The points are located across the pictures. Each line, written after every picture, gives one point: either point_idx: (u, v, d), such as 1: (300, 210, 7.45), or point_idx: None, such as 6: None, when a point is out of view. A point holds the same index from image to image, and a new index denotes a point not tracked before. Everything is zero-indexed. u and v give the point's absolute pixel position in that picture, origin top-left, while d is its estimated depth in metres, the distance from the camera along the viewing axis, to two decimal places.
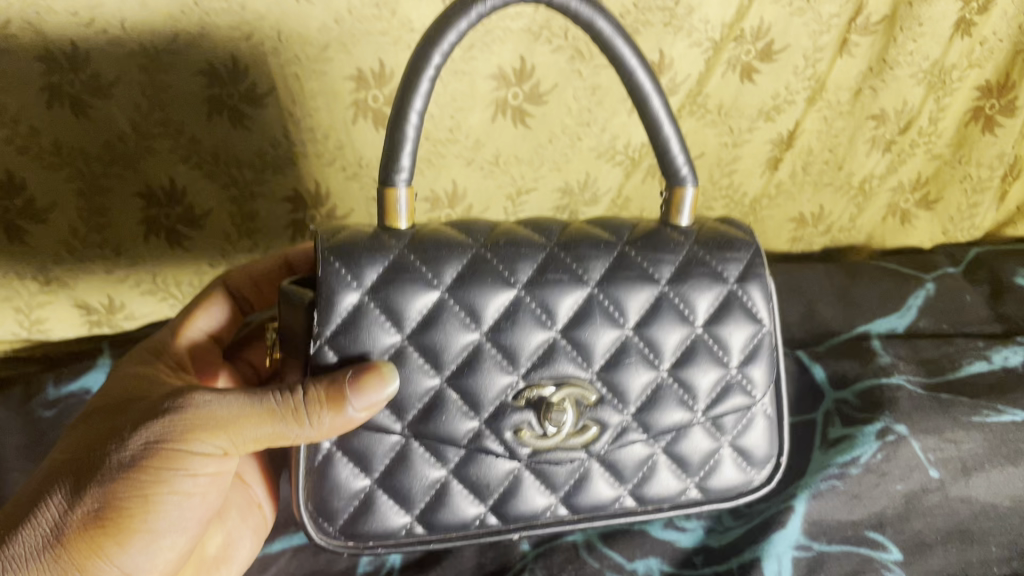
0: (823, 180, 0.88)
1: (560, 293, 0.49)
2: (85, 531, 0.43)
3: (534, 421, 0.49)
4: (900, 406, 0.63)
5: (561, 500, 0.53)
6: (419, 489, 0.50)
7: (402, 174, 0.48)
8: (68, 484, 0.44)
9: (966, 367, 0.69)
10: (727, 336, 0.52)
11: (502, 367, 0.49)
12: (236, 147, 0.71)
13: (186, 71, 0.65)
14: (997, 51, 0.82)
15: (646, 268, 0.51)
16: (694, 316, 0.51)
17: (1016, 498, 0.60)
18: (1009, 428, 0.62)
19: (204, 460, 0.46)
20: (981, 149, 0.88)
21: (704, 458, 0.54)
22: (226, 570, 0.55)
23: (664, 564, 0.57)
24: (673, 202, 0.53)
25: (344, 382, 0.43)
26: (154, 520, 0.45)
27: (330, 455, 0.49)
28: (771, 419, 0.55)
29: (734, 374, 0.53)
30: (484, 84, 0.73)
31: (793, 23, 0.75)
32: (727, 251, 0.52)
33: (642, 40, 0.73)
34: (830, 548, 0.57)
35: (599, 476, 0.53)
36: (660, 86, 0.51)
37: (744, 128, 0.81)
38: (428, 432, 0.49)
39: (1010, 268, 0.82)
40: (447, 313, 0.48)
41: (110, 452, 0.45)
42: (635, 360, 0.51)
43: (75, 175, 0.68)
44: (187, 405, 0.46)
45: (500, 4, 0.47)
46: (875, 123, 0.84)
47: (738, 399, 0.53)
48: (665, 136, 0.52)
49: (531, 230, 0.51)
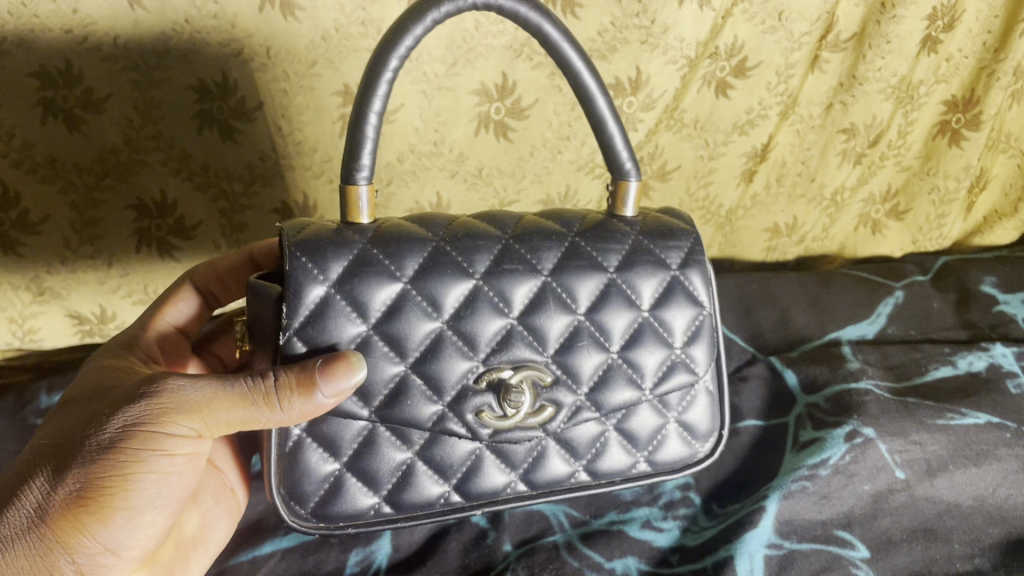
0: (796, 192, 0.91)
1: (515, 282, 0.52)
2: (68, 512, 0.44)
3: (493, 403, 0.51)
4: (868, 410, 0.66)
5: (520, 477, 0.55)
6: (386, 470, 0.52)
7: (362, 171, 0.51)
8: (50, 466, 0.45)
9: (932, 372, 0.72)
10: (669, 316, 0.56)
11: (462, 352, 0.51)
12: (226, 160, 0.72)
13: (177, 86, 0.67)
14: (963, 67, 0.85)
15: (595, 257, 0.54)
16: (639, 300, 0.55)
17: (979, 498, 0.62)
18: (972, 430, 0.65)
19: (181, 442, 0.47)
20: (948, 161, 0.91)
21: (651, 432, 0.57)
22: (204, 549, 0.57)
23: (641, 562, 0.58)
24: (617, 194, 0.59)
25: (313, 369, 0.45)
26: (134, 502, 0.46)
27: (300, 441, 0.50)
28: (713, 396, 0.59)
29: (679, 354, 0.56)
30: (467, 99, 0.75)
31: (765, 40, 0.78)
32: (668, 240, 0.57)
33: (620, 57, 0.75)
34: (801, 546, 0.58)
35: (555, 454, 0.56)
36: (604, 87, 0.56)
37: (720, 141, 0.84)
38: (393, 418, 0.51)
39: (975, 276, 0.85)
40: (409, 303, 0.50)
41: (89, 436, 0.45)
42: (586, 343, 0.54)
43: (69, 187, 0.70)
44: (163, 390, 0.47)
45: (455, 11, 0.50)
46: (845, 137, 0.87)
47: (683, 377, 0.56)
48: (609, 134, 0.57)
49: (486, 223, 0.55)
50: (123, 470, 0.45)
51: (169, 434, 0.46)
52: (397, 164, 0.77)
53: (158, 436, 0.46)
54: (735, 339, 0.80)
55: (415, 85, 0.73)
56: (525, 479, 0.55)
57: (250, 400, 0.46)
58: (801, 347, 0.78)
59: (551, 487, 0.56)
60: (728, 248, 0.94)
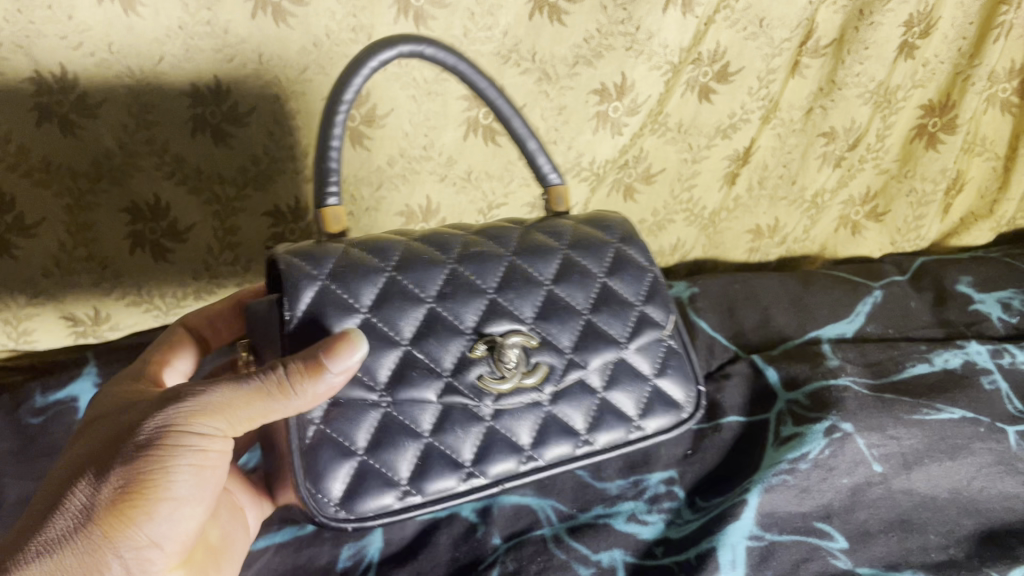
0: (778, 194, 0.93)
1: (483, 263, 0.55)
2: (110, 515, 0.43)
3: (489, 368, 0.52)
4: (847, 406, 0.68)
5: (533, 454, 0.54)
6: (404, 456, 0.50)
7: (331, 192, 0.55)
8: (90, 473, 0.44)
9: (909, 369, 0.75)
10: (628, 278, 0.59)
11: (453, 325, 0.52)
12: (219, 164, 0.74)
13: (171, 92, 0.68)
14: (939, 72, 0.88)
15: (547, 242, 0.59)
16: (597, 270, 0.59)
17: (954, 490, 0.64)
18: (946, 424, 0.67)
19: (210, 442, 0.46)
20: (925, 165, 0.93)
21: (637, 393, 0.57)
22: (232, 554, 0.56)
23: (627, 554, 0.60)
24: (551, 200, 0.64)
25: (318, 353, 0.44)
26: (172, 500, 0.45)
27: (320, 432, 0.48)
28: (681, 354, 0.60)
29: (642, 312, 0.59)
30: (456, 104, 0.77)
31: (747, 47, 0.80)
32: (602, 225, 0.62)
33: (605, 63, 0.77)
34: (782, 538, 0.60)
35: (560, 427, 0.55)
36: (521, 114, 0.63)
37: (703, 145, 0.86)
38: (400, 396, 0.50)
39: (951, 276, 0.88)
40: (397, 287, 0.52)
41: (124, 440, 0.45)
42: (563, 309, 0.56)
43: (63, 191, 0.71)
44: (188, 393, 0.46)
45: (390, 56, 0.56)
46: (825, 140, 0.89)
47: (653, 333, 0.58)
48: (532, 150, 0.63)
49: (447, 233, 0.59)
50: (153, 473, 0.44)
51: (193, 435, 0.45)
52: (387, 168, 0.79)
53: (187, 437, 0.45)
54: (718, 337, 0.82)
55: (405, 90, 0.74)
56: (538, 455, 0.54)
57: (265, 391, 0.44)
58: (781, 345, 0.80)
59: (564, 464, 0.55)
60: (712, 249, 0.97)
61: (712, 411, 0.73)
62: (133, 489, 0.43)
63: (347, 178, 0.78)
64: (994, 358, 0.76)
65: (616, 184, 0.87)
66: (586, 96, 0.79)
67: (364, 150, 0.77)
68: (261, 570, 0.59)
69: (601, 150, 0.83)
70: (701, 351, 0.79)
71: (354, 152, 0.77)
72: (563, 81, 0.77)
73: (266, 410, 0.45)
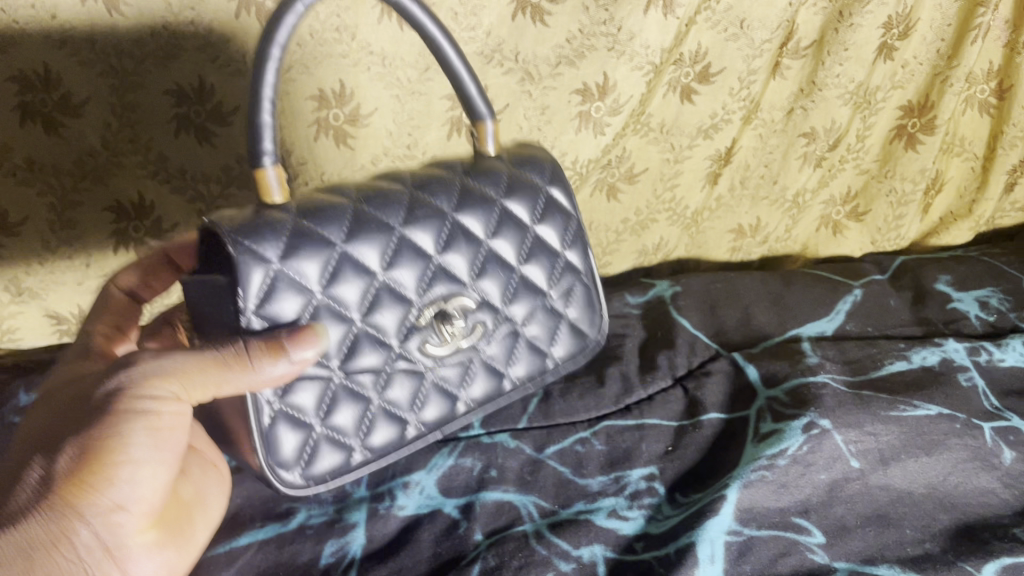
0: (760, 194, 0.94)
1: (425, 225, 0.58)
2: (72, 479, 0.46)
3: (430, 335, 0.60)
4: (825, 403, 0.69)
5: (465, 396, 0.65)
6: (354, 421, 0.58)
7: (267, 154, 0.51)
8: (51, 445, 0.47)
9: (887, 367, 0.76)
10: (546, 234, 0.67)
11: (398, 296, 0.58)
12: (203, 163, 0.74)
13: (154, 91, 0.69)
14: (918, 74, 0.89)
15: (484, 197, 0.62)
16: (523, 233, 0.65)
17: (930, 485, 0.65)
18: (923, 421, 0.68)
19: (165, 408, 0.48)
20: (904, 165, 0.94)
21: (549, 325, 0.70)
22: (201, 510, 0.60)
23: (606, 550, 0.60)
24: (478, 133, 0.64)
25: (280, 339, 0.50)
26: (132, 463, 0.48)
27: (275, 415, 0.54)
28: (586, 288, 0.72)
29: (558, 263, 0.69)
30: (439, 104, 0.78)
31: (728, 48, 0.81)
32: (527, 169, 0.67)
33: (587, 63, 0.78)
34: (760, 533, 0.61)
35: (486, 368, 0.66)
36: (464, 60, 0.60)
37: (686, 145, 0.87)
38: (351, 369, 0.57)
39: (930, 275, 0.89)
40: (346, 261, 0.54)
41: (81, 411, 0.48)
42: (492, 275, 0.63)
43: (47, 189, 0.71)
44: (140, 365, 0.49)
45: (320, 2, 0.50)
46: (806, 141, 0.90)
47: (567, 280, 0.70)
48: (471, 95, 0.61)
49: (385, 179, 0.61)
50: (110, 439, 0.47)
51: (145, 400, 0.48)
52: (371, 167, 0.79)
53: (141, 403, 0.48)
54: (700, 336, 0.82)
55: (389, 90, 0.75)
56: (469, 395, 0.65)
57: (219, 361, 0.48)
58: (763, 343, 0.81)
59: (489, 398, 0.67)
60: (695, 249, 0.98)
61: (694, 407, 0.73)
62: (90, 457, 0.46)
63: (331, 177, 0.79)
64: (971, 355, 0.77)
65: (599, 184, 0.88)
66: (569, 96, 0.80)
67: (348, 149, 0.77)
68: (243, 568, 0.59)
69: (584, 150, 0.84)
70: (683, 349, 0.80)
71: (338, 152, 0.77)
72: (545, 81, 0.78)
73: (220, 381, 0.48)
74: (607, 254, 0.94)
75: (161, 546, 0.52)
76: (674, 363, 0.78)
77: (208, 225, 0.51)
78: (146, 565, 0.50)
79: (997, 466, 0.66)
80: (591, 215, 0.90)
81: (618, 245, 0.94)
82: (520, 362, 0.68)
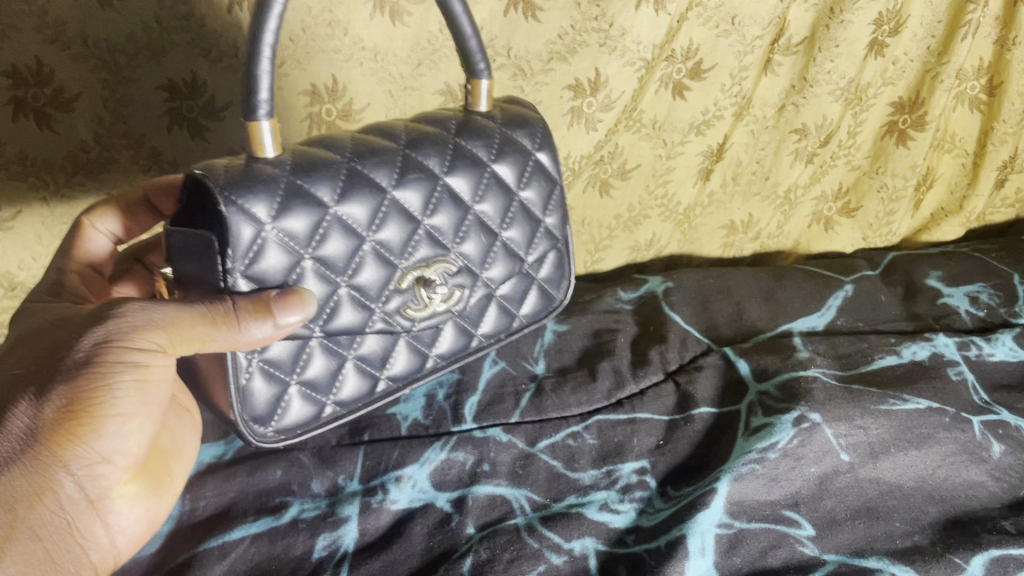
0: (752, 190, 0.94)
1: (416, 187, 0.59)
2: (56, 426, 0.46)
3: (411, 296, 0.61)
4: (815, 396, 0.69)
5: (436, 354, 0.66)
6: (325, 376, 0.59)
7: (262, 112, 0.49)
8: (33, 390, 0.47)
9: (878, 361, 0.76)
10: (532, 192, 0.68)
11: (383, 258, 0.58)
12: (196, 158, 0.74)
13: (147, 85, 0.69)
14: (908, 70, 0.89)
15: (474, 160, 0.63)
16: (509, 193, 0.66)
17: (919, 478, 0.66)
18: (912, 414, 0.69)
19: (151, 359, 0.49)
20: (895, 161, 0.95)
21: (522, 289, 0.72)
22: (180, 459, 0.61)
23: (598, 543, 0.61)
24: (474, 90, 0.65)
25: (269, 299, 0.50)
26: (118, 412, 0.48)
27: (252, 373, 0.55)
28: (560, 253, 0.74)
29: (540, 227, 0.70)
30: (432, 99, 0.78)
31: (719, 44, 0.81)
32: (521, 129, 0.67)
33: (579, 58, 0.78)
34: (751, 526, 0.61)
35: (458, 329, 0.67)
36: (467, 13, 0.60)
37: (678, 141, 0.87)
38: (330, 329, 0.57)
39: (921, 271, 0.90)
40: (336, 223, 0.54)
41: (65, 357, 0.48)
42: (474, 234, 0.64)
43: (40, 184, 0.71)
44: (126, 313, 0.49)
45: None
46: (797, 137, 0.91)
47: (548, 246, 0.72)
48: (472, 49, 0.61)
49: (380, 136, 0.60)
50: (96, 390, 0.47)
51: (132, 352, 0.48)
52: None
53: (127, 351, 0.48)
54: (692, 331, 0.82)
55: (381, 85, 0.75)
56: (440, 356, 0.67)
57: (206, 316, 0.48)
58: (754, 338, 0.81)
59: (456, 355, 0.68)
60: (687, 245, 0.98)
61: (685, 402, 0.73)
62: (77, 408, 0.47)
63: None
64: (961, 350, 0.77)
65: (591, 180, 0.88)
66: (561, 92, 0.80)
67: None
68: (237, 560, 0.59)
69: (577, 146, 0.84)
70: (675, 344, 0.80)
71: None
72: (537, 76, 0.78)
73: (206, 335, 0.49)
74: (599, 250, 0.95)
75: (142, 497, 0.54)
76: (667, 358, 0.78)
77: (197, 175, 0.50)
78: (125, 515, 0.53)
79: (986, 460, 0.67)
80: (584, 212, 0.90)
81: (611, 241, 0.94)
82: (488, 321, 0.70)
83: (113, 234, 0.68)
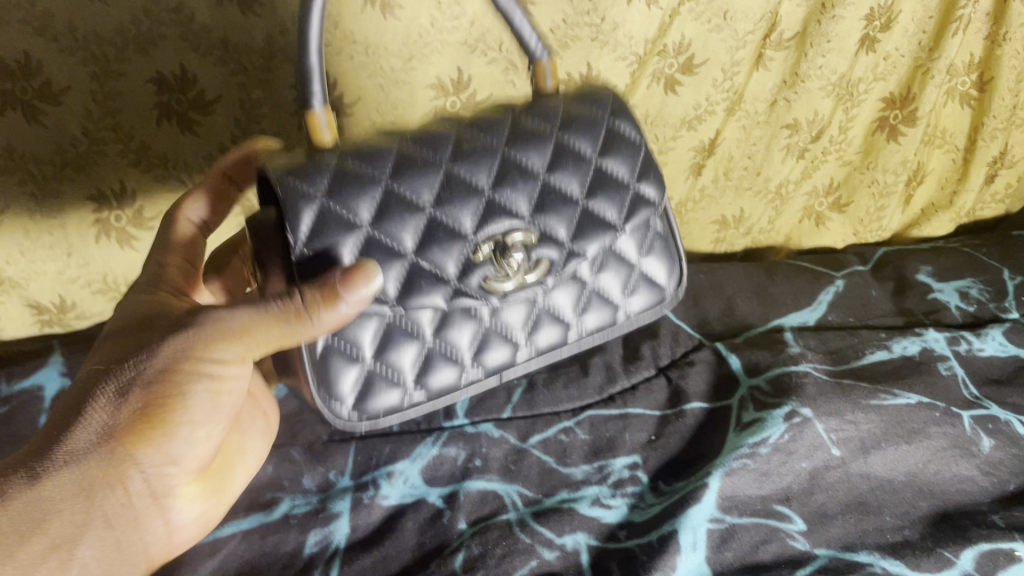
0: (743, 185, 0.95)
1: (479, 157, 0.57)
2: (131, 425, 0.49)
3: (493, 268, 0.58)
4: (806, 391, 0.69)
5: (528, 339, 0.63)
6: (409, 358, 0.58)
7: (315, 99, 0.52)
8: (108, 388, 0.49)
9: (868, 356, 0.76)
10: (618, 158, 0.64)
11: (455, 228, 0.56)
12: (187, 152, 0.74)
13: (137, 79, 0.68)
14: (900, 65, 0.89)
15: (539, 127, 0.60)
16: (586, 157, 0.62)
17: (909, 473, 0.66)
18: (903, 409, 0.69)
19: (222, 364, 0.51)
20: (886, 156, 0.95)
21: (621, 272, 0.67)
22: (245, 461, 0.63)
23: (590, 538, 0.60)
24: (539, 73, 0.64)
25: (335, 282, 0.48)
26: (188, 417, 0.51)
27: (329, 346, 0.55)
28: (663, 237, 0.69)
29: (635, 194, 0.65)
30: (423, 93, 0.77)
31: (711, 39, 0.81)
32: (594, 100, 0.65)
33: (571, 53, 0.78)
34: (742, 520, 0.61)
35: (551, 314, 0.64)
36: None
37: (669, 136, 0.87)
38: (406, 304, 0.56)
39: (912, 266, 0.90)
40: (394, 196, 0.54)
41: (138, 359, 0.50)
42: (555, 201, 0.60)
43: (28, 178, 0.70)
44: (205, 318, 0.51)
45: None
46: (788, 132, 0.91)
47: (645, 213, 0.65)
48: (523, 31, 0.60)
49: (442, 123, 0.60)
50: (170, 392, 0.49)
51: (207, 362, 0.50)
52: None
53: (200, 358, 0.50)
54: (684, 326, 0.82)
55: (373, 79, 0.75)
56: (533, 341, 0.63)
57: (280, 319, 0.49)
58: (745, 333, 0.81)
59: (553, 347, 0.65)
60: (679, 240, 0.99)
61: (676, 397, 0.73)
62: (151, 410, 0.49)
63: None
64: (951, 344, 0.78)
65: None
66: None
67: None
68: (227, 556, 0.59)
69: None
70: (666, 339, 0.80)
71: None
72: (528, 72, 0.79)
73: (282, 337, 0.49)
74: None
75: (204, 496, 0.56)
76: (658, 353, 0.79)
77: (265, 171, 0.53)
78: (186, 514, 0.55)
79: (977, 454, 0.67)
80: None
81: None
82: (592, 312, 0.66)
83: (202, 219, 0.64)
